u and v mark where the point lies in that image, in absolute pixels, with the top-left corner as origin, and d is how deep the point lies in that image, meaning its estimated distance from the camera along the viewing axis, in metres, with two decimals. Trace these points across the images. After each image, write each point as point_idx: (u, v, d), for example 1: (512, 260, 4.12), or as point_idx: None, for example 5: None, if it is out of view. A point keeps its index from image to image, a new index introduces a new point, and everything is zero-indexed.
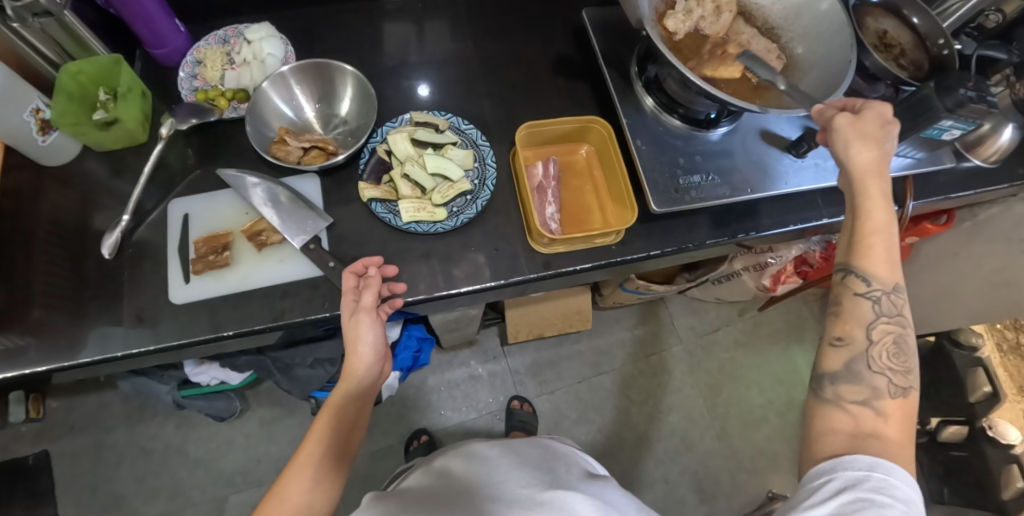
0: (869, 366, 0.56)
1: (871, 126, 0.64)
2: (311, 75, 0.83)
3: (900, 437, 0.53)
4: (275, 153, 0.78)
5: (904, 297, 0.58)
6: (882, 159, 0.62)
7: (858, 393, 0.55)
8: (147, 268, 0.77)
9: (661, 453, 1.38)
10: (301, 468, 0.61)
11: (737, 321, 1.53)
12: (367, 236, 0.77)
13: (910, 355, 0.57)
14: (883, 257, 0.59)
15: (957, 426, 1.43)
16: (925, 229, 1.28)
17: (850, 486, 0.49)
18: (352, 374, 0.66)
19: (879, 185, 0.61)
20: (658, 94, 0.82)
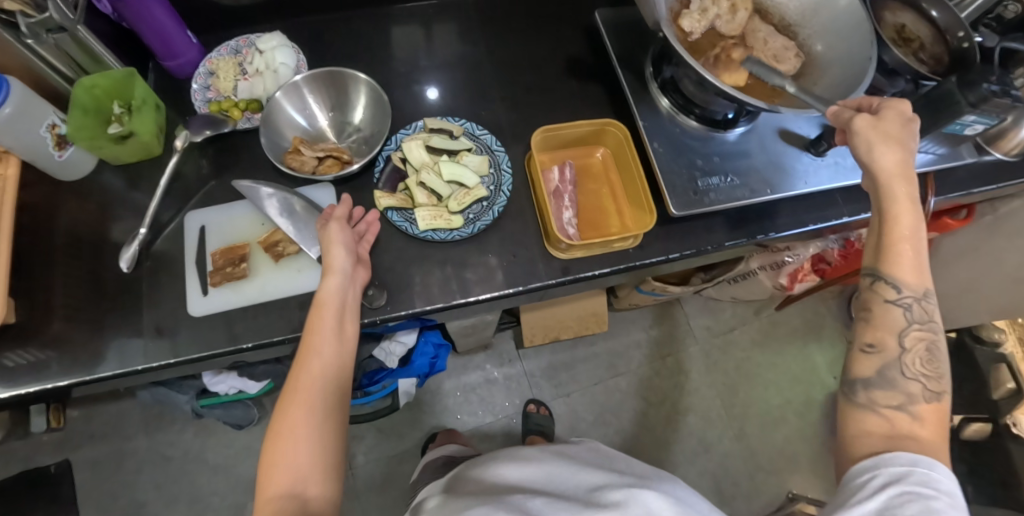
0: (903, 373, 0.55)
1: (894, 126, 0.61)
2: (323, 84, 0.83)
3: (936, 439, 0.53)
4: (290, 164, 0.78)
5: (935, 304, 0.57)
6: (906, 160, 0.60)
7: (893, 398, 0.55)
8: (167, 280, 0.77)
9: (680, 454, 1.37)
10: (304, 378, 0.59)
11: (753, 320, 1.52)
12: (383, 244, 0.76)
13: (943, 362, 0.56)
14: (912, 264, 0.58)
15: (980, 424, 1.40)
16: (945, 225, 1.27)
17: (895, 480, 0.49)
18: (332, 273, 0.65)
19: (906, 189, 0.59)
20: (674, 95, 0.81)
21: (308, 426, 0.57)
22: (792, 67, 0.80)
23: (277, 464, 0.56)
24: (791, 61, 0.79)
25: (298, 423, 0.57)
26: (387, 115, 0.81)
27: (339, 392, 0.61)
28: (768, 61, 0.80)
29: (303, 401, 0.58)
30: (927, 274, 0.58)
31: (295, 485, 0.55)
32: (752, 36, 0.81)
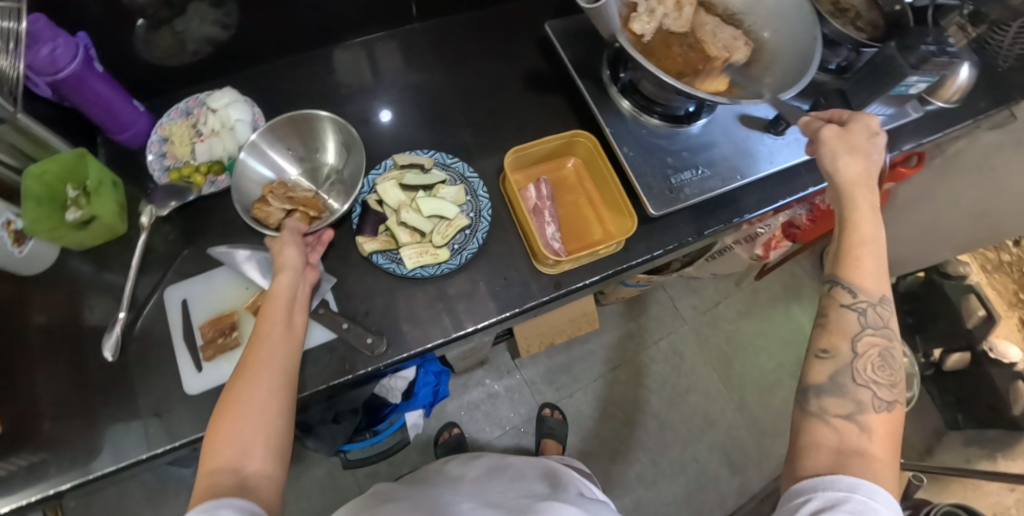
0: (854, 379, 0.58)
1: (860, 141, 0.68)
2: (290, 131, 0.82)
3: (883, 453, 0.55)
4: (256, 214, 0.75)
5: (891, 311, 0.61)
6: (868, 171, 0.67)
7: (842, 406, 0.57)
8: (157, 361, 0.75)
9: (687, 434, 1.40)
10: (255, 358, 0.59)
11: (736, 292, 1.56)
12: (373, 288, 0.75)
13: (897, 369, 0.59)
14: (872, 269, 0.62)
15: (959, 354, 1.49)
16: (901, 173, 1.31)
17: (831, 506, 0.50)
18: (282, 269, 0.66)
19: (866, 197, 0.66)
20: (634, 96, 0.82)
21: (257, 398, 0.56)
22: (743, 56, 0.82)
23: (220, 437, 0.54)
24: (742, 50, 0.82)
25: (241, 398, 0.56)
26: (359, 151, 0.80)
27: (288, 370, 0.60)
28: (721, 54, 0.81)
29: (254, 375, 0.57)
30: (886, 280, 0.62)
31: (236, 459, 0.53)
32: (702, 30, 0.83)
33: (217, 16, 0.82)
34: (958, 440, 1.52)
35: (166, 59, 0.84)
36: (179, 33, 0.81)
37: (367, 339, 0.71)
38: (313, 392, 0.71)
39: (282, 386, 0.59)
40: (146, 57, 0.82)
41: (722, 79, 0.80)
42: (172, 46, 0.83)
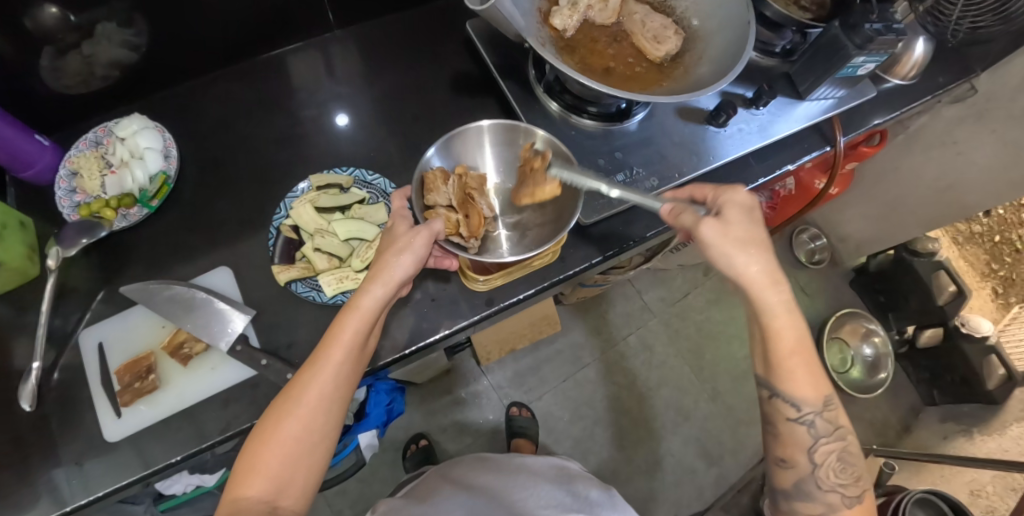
0: (818, 486, 0.60)
1: (755, 229, 0.60)
2: (505, 136, 0.76)
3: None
4: (427, 180, 0.69)
5: (835, 410, 0.59)
6: (769, 262, 0.59)
7: (813, 507, 0.60)
8: (74, 409, 0.71)
9: (661, 429, 1.38)
10: (315, 384, 0.56)
11: (705, 281, 1.53)
12: (297, 318, 0.72)
13: (857, 464, 0.60)
14: (806, 381, 0.58)
15: (932, 330, 1.48)
16: (863, 153, 1.24)
17: None
18: (381, 278, 0.59)
19: (779, 296, 0.58)
20: (562, 96, 0.78)
21: (295, 436, 0.55)
22: (675, 45, 0.76)
23: (259, 457, 0.54)
24: (672, 40, 0.76)
25: (282, 428, 0.55)
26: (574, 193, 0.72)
27: (341, 401, 0.58)
28: (648, 44, 0.76)
29: (297, 411, 0.55)
30: (823, 376, 0.59)
31: (268, 492, 0.53)
32: (630, 20, 0.78)
33: (125, 37, 0.78)
34: (935, 416, 1.51)
35: (74, 86, 0.79)
36: (87, 58, 0.77)
37: (287, 375, 0.68)
38: (236, 432, 0.70)
39: (326, 423, 0.56)
40: (53, 85, 0.78)
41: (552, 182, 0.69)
42: (80, 72, 0.78)
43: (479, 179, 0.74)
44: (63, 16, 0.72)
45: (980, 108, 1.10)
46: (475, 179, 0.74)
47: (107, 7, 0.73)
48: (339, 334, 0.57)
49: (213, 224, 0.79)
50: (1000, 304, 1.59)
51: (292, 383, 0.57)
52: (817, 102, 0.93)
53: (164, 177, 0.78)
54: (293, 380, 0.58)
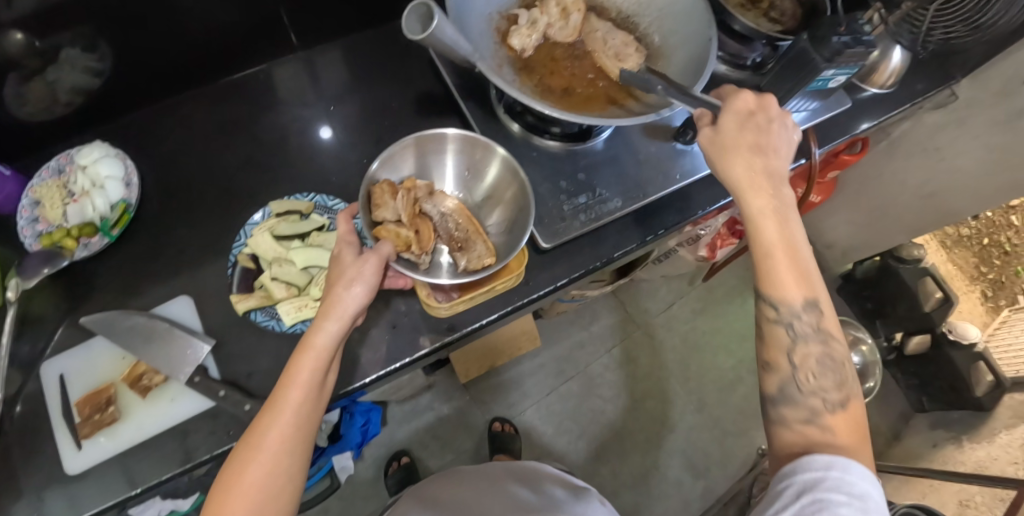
0: (799, 389, 0.55)
1: (750, 139, 0.61)
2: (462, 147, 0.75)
3: (851, 445, 0.52)
4: (373, 192, 0.69)
5: (816, 314, 0.56)
6: (756, 161, 0.60)
7: (800, 413, 0.54)
8: (34, 443, 0.70)
9: (647, 442, 1.37)
10: (275, 429, 0.53)
11: (690, 291, 1.52)
12: (258, 348, 0.73)
13: (840, 366, 0.56)
14: (791, 274, 0.56)
15: (921, 336, 1.46)
16: (845, 161, 1.20)
17: (808, 488, 0.48)
18: (334, 312, 0.58)
19: (762, 198, 0.58)
20: (523, 117, 0.77)
21: (261, 480, 0.52)
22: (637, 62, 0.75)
23: (222, 510, 0.51)
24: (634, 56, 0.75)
25: (247, 474, 0.52)
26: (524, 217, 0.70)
27: (305, 442, 0.55)
28: (611, 62, 0.76)
29: (262, 455, 0.52)
30: (816, 279, 0.57)
31: None
32: (591, 38, 0.77)
33: (87, 62, 0.77)
34: (924, 423, 1.49)
35: (37, 113, 0.79)
36: (50, 84, 0.76)
37: (245, 406, 0.68)
38: (196, 464, 0.70)
39: (291, 464, 0.54)
40: (16, 113, 0.77)
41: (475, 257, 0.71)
42: (43, 99, 0.77)
43: (427, 189, 0.74)
44: (28, 42, 0.70)
45: (962, 114, 1.06)
46: (423, 190, 0.74)
47: (70, 33, 0.72)
48: (296, 374, 0.55)
49: (175, 252, 0.79)
50: (990, 307, 1.59)
51: (251, 430, 0.54)
52: (792, 114, 0.93)
53: (124, 205, 0.78)
54: (252, 427, 0.55)
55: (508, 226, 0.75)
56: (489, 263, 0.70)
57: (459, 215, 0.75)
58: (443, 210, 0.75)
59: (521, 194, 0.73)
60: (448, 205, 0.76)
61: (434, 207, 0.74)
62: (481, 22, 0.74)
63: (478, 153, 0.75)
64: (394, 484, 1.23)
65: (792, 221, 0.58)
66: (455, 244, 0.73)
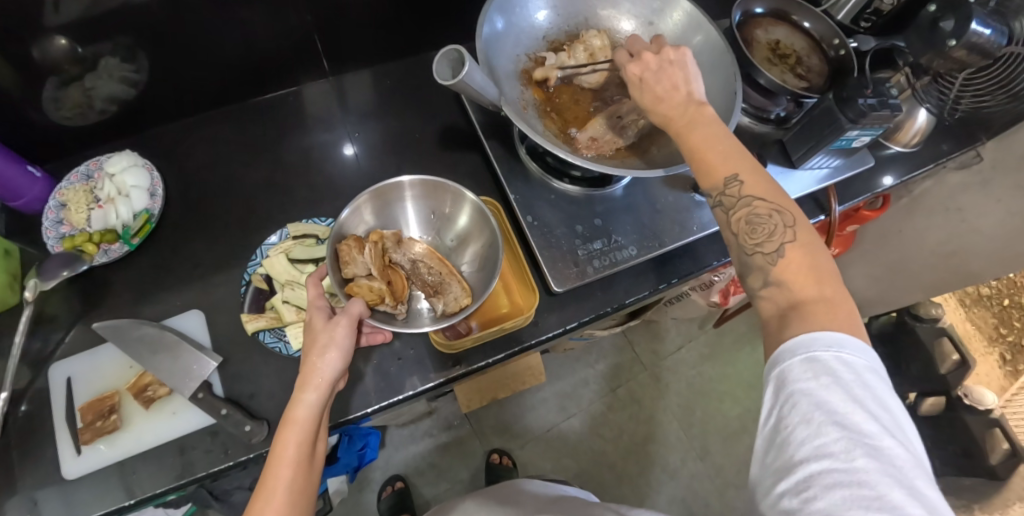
0: (745, 254, 0.56)
1: (661, 86, 0.63)
2: (429, 193, 0.76)
3: (814, 292, 0.51)
4: (341, 250, 0.69)
5: (740, 184, 0.57)
6: (654, 76, 0.63)
7: (757, 277, 0.55)
8: (35, 445, 0.71)
9: (646, 485, 1.34)
10: (269, 509, 0.52)
11: (700, 335, 1.51)
12: (262, 370, 0.73)
13: (771, 217, 0.55)
14: (713, 160, 0.58)
15: (935, 397, 1.41)
16: (863, 215, 1.18)
17: (781, 384, 0.48)
18: (312, 383, 0.58)
19: (667, 103, 0.62)
20: (542, 159, 0.78)
21: None
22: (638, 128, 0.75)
23: None
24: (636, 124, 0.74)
25: None
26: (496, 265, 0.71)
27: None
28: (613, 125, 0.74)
29: None
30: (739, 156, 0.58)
31: None
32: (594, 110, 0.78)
33: (125, 72, 0.79)
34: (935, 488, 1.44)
35: (71, 118, 0.81)
36: (87, 91, 0.78)
37: (245, 427, 0.68)
38: (191, 480, 0.70)
39: None
40: (51, 116, 0.79)
41: (451, 301, 0.72)
42: (79, 104, 0.80)
43: (394, 238, 0.75)
44: (71, 47, 0.72)
45: (986, 176, 1.03)
46: (391, 239, 0.75)
47: (111, 43, 0.74)
48: (282, 451, 0.54)
49: (190, 265, 0.80)
50: (1009, 370, 1.53)
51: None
52: (813, 171, 0.92)
53: (147, 215, 0.80)
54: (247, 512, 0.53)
55: (479, 262, 0.77)
56: (467, 303, 0.71)
57: (429, 259, 0.76)
58: (412, 256, 0.76)
59: (492, 237, 0.74)
60: (417, 251, 0.77)
61: (402, 255, 0.75)
62: (508, 60, 0.76)
63: (446, 199, 0.77)
64: (387, 509, 1.22)
65: (699, 116, 0.61)
66: (430, 289, 0.74)
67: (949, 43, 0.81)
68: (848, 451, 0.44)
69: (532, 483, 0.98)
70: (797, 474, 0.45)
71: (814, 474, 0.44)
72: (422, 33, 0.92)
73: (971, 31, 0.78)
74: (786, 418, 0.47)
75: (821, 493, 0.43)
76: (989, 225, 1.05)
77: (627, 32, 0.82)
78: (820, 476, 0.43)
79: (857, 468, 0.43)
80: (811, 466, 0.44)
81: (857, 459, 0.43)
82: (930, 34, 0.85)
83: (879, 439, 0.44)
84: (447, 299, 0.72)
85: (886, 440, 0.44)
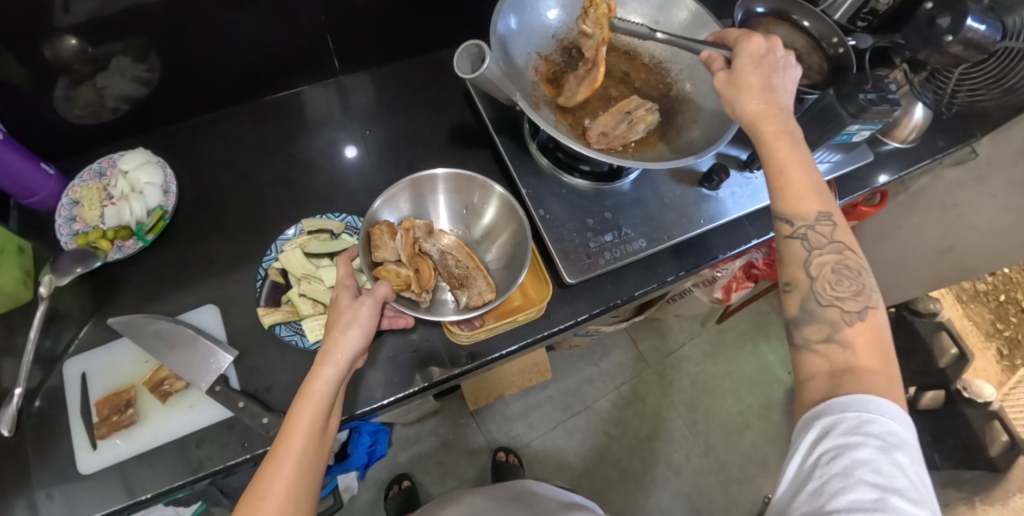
0: (819, 301, 0.56)
1: (757, 86, 0.64)
2: (461, 186, 0.78)
3: (874, 362, 0.52)
4: (373, 234, 0.71)
5: (832, 224, 0.57)
6: (769, 98, 0.63)
7: (820, 330, 0.55)
8: (51, 440, 0.71)
9: (650, 482, 1.35)
10: (279, 479, 0.53)
11: (702, 332, 1.52)
12: (277, 363, 0.74)
13: (858, 275, 0.56)
14: (806, 191, 0.59)
15: (934, 392, 1.40)
16: (863, 212, 1.20)
17: (824, 435, 0.49)
18: (331, 358, 0.59)
19: (774, 128, 0.62)
20: (554, 155, 0.79)
21: None
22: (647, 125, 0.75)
23: None
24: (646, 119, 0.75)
25: None
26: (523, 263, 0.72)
27: (310, 489, 0.55)
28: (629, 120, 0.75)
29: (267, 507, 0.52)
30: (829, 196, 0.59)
31: None
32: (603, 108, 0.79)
33: (138, 71, 0.80)
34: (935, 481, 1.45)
35: (85, 116, 0.81)
36: (99, 90, 0.79)
37: (262, 419, 0.69)
38: (208, 474, 0.70)
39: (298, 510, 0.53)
40: (65, 114, 0.80)
41: (475, 295, 0.73)
42: (91, 103, 0.80)
43: (426, 228, 0.76)
44: (82, 47, 0.73)
45: (982, 171, 1.05)
46: (422, 229, 0.76)
47: (122, 42, 0.75)
48: (298, 421, 0.55)
49: (203, 261, 0.81)
50: (1006, 365, 1.56)
51: (253, 482, 0.53)
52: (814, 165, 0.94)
53: (161, 212, 0.80)
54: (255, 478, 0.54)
55: (506, 259, 0.78)
56: (491, 298, 0.72)
57: (457, 252, 0.76)
58: (441, 247, 0.76)
59: (519, 230, 0.76)
60: (446, 243, 0.77)
61: (432, 246, 0.76)
62: (520, 59, 0.77)
63: (475, 192, 0.78)
64: (394, 508, 1.22)
65: (799, 143, 0.61)
66: (455, 281, 0.75)
67: (945, 40, 0.83)
68: (883, 513, 0.45)
69: (541, 486, 0.98)
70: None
71: None
72: (431, 33, 0.93)
73: (966, 26, 0.81)
74: (825, 470, 0.48)
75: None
76: (986, 219, 1.07)
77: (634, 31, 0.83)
78: None
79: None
80: None
81: None
82: (926, 31, 0.86)
83: (915, 507, 0.46)
84: (471, 292, 0.73)
85: (922, 510, 0.46)
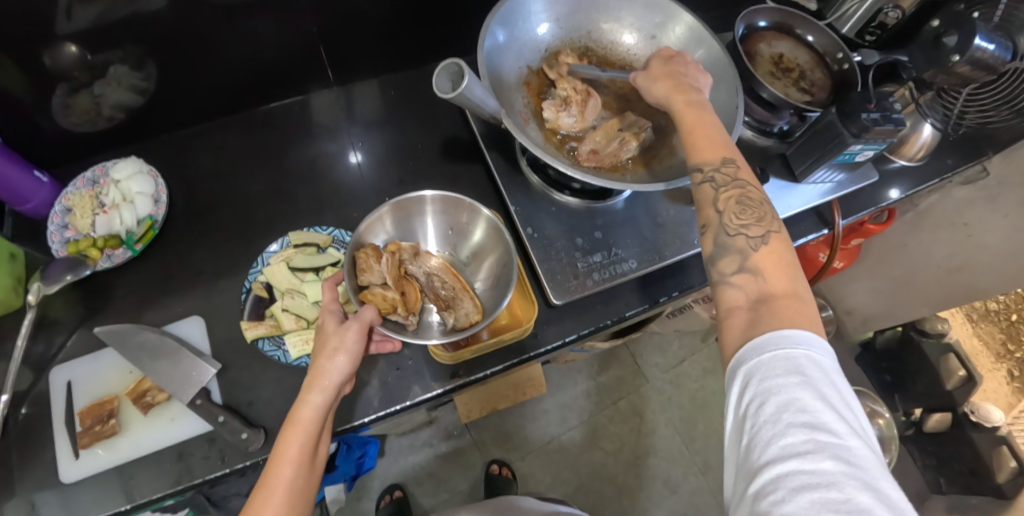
0: (727, 232, 0.57)
1: (672, 75, 0.69)
2: (446, 208, 0.77)
3: (784, 288, 0.52)
4: (359, 258, 0.69)
5: (736, 167, 0.60)
6: (675, 79, 0.69)
7: (733, 262, 0.55)
8: (34, 449, 0.71)
9: (646, 500, 1.33)
10: (270, 508, 0.52)
11: (702, 348, 1.50)
12: (260, 378, 0.73)
13: (760, 204, 0.57)
14: (708, 143, 0.62)
15: (941, 414, 1.38)
16: (869, 230, 1.17)
17: (749, 385, 0.48)
18: (318, 384, 0.58)
19: (681, 97, 0.66)
20: (544, 172, 0.78)
21: None
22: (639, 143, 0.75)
23: None
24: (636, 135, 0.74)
25: None
26: (506, 287, 0.71)
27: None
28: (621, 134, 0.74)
29: None
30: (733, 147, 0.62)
31: None
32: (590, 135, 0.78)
33: (133, 80, 0.80)
34: (941, 506, 1.41)
35: (81, 124, 0.82)
36: (96, 97, 0.79)
37: (243, 435, 0.68)
38: (188, 487, 0.69)
39: None
40: (60, 122, 0.80)
41: (467, 315, 0.72)
42: (88, 112, 0.81)
43: (412, 250, 0.75)
44: (81, 54, 0.73)
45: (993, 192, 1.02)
46: (407, 251, 0.75)
47: (120, 50, 0.75)
48: (285, 452, 0.55)
49: (192, 272, 0.81)
50: (1018, 387, 1.51)
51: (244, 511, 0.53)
52: (817, 185, 0.91)
53: (151, 222, 0.80)
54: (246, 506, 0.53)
55: (492, 281, 0.77)
56: (477, 319, 0.71)
57: (443, 273, 0.75)
58: (428, 269, 0.75)
59: (504, 253, 0.75)
60: (433, 264, 0.76)
61: (419, 267, 0.75)
62: (510, 74, 0.77)
63: (464, 212, 0.77)
64: None
65: (708, 110, 0.65)
66: (442, 303, 0.74)
67: (953, 58, 0.81)
68: (815, 452, 0.43)
69: (528, 500, 0.98)
70: (764, 476, 0.44)
71: (781, 476, 0.43)
72: (427, 45, 0.92)
73: (975, 45, 0.78)
74: (754, 420, 0.46)
75: (788, 496, 0.42)
76: (997, 241, 1.04)
77: (630, 47, 0.83)
78: (787, 477, 0.43)
79: (823, 469, 0.42)
80: (777, 467, 0.43)
81: (824, 460, 0.43)
82: (932, 50, 0.84)
83: (845, 440, 0.44)
84: (460, 312, 0.72)
85: (853, 440, 0.44)
